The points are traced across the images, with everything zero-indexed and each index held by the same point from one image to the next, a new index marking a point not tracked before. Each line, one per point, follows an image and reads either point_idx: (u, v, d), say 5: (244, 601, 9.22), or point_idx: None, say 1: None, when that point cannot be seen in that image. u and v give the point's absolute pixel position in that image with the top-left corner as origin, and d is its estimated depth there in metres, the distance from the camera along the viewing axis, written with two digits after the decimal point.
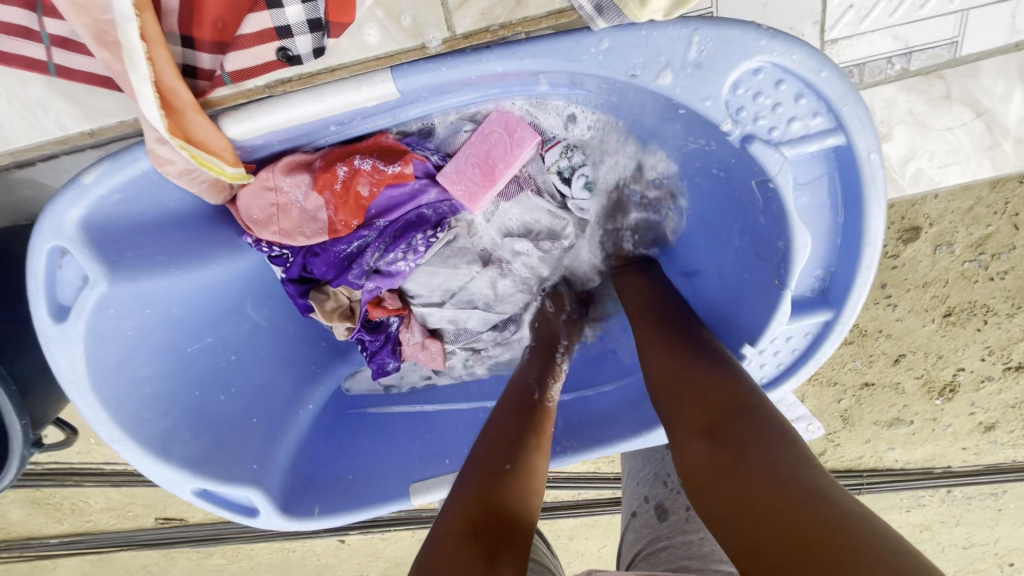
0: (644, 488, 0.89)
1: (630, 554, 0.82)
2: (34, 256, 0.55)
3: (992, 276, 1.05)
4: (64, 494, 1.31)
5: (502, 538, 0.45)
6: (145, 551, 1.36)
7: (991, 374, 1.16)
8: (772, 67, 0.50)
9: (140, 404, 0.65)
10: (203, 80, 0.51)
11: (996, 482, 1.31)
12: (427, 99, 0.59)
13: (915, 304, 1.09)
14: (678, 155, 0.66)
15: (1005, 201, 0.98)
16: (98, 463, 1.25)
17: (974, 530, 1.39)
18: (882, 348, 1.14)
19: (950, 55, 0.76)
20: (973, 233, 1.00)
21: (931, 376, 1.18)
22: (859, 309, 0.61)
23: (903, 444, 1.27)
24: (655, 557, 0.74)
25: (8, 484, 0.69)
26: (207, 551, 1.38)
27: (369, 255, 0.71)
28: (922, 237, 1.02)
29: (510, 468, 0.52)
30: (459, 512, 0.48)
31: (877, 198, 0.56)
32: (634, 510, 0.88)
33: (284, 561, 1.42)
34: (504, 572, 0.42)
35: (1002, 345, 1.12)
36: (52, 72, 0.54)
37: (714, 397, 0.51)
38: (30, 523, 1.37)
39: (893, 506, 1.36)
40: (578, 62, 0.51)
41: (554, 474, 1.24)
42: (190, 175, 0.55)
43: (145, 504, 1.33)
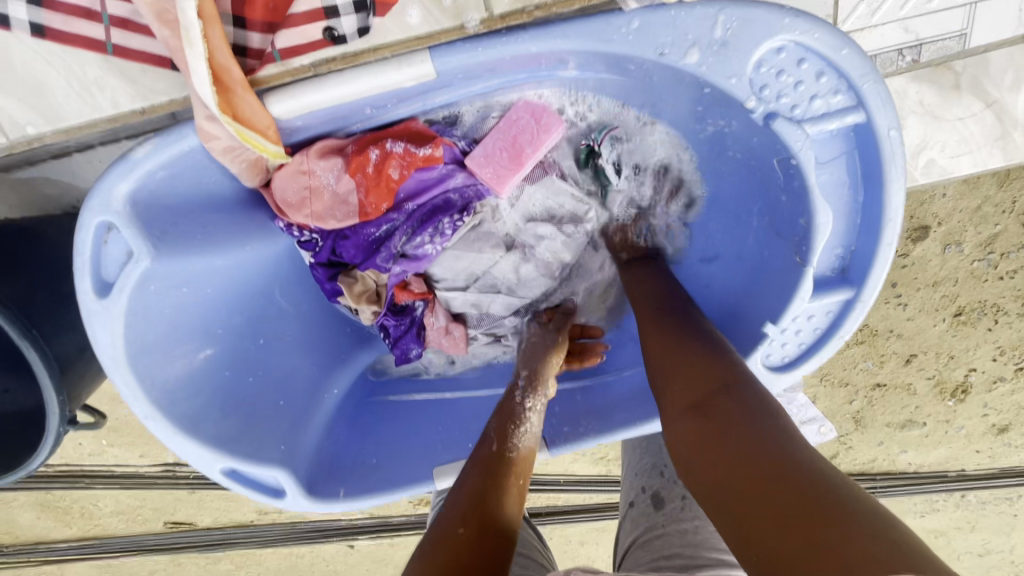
0: (642, 478, 0.91)
1: (625, 541, 0.85)
2: (82, 231, 0.57)
3: (1001, 276, 1.07)
4: (72, 497, 1.35)
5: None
6: (155, 555, 1.38)
7: (1003, 375, 1.17)
8: (795, 46, 0.52)
9: (173, 385, 0.67)
10: (253, 59, 0.55)
11: (1013, 486, 1.30)
12: (457, 84, 0.62)
13: (925, 303, 1.11)
14: (698, 142, 0.69)
15: (1012, 201, 1.01)
16: (110, 464, 1.30)
17: (991, 537, 1.37)
18: (893, 348, 1.15)
19: (961, 46, 0.79)
20: (981, 232, 1.03)
21: (942, 377, 1.19)
22: (879, 287, 0.63)
23: (917, 446, 1.27)
24: (651, 545, 0.78)
25: (45, 458, 0.71)
26: (213, 557, 1.41)
27: (397, 239, 0.73)
28: (931, 236, 1.04)
29: (463, 531, 0.53)
30: None
31: (897, 175, 0.57)
32: (631, 500, 0.89)
33: (291, 566, 1.43)
34: None
35: (1013, 345, 1.14)
36: (109, 51, 0.58)
37: (702, 372, 0.55)
38: (38, 528, 1.40)
39: (907, 513, 1.36)
40: (609, 42, 0.53)
41: (566, 477, 1.26)
42: (233, 152, 0.58)
43: (155, 507, 1.37)
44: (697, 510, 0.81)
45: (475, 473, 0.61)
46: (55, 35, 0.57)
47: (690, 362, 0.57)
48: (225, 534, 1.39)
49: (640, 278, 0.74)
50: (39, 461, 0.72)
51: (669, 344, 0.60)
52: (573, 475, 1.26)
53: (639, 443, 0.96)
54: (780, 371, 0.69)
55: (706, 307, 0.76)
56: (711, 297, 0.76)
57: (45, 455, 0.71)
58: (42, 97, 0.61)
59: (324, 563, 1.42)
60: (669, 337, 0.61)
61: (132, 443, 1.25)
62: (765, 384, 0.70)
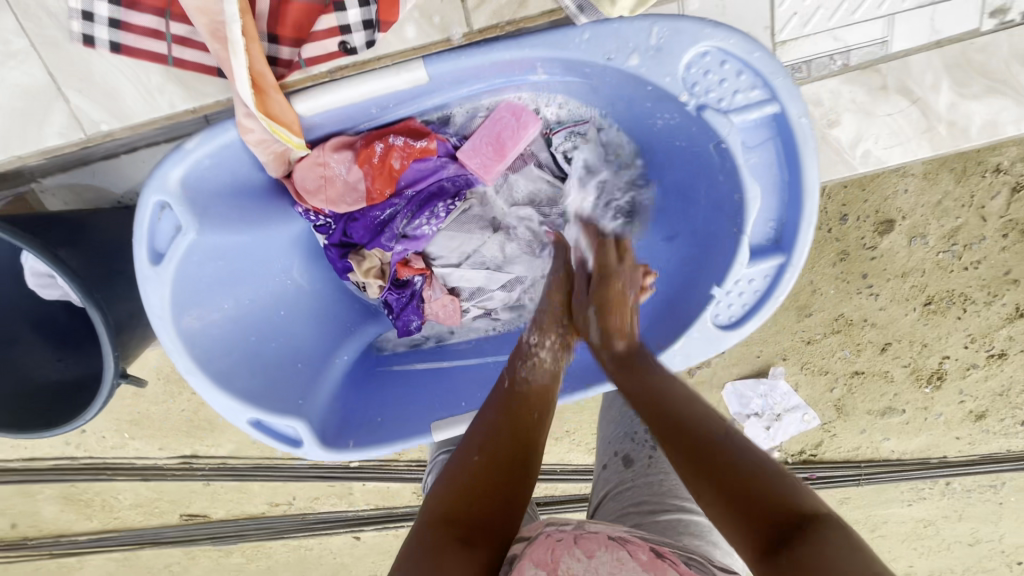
0: (613, 443, 0.99)
1: (597, 496, 0.95)
2: (142, 209, 0.70)
3: (965, 266, 1.18)
4: (94, 490, 1.46)
5: (479, 529, 0.55)
6: (167, 548, 1.49)
7: (976, 362, 1.27)
8: (717, 51, 0.65)
9: (209, 343, 0.79)
10: (282, 67, 0.68)
11: (994, 471, 1.39)
12: (443, 90, 0.75)
13: (896, 292, 1.21)
14: (648, 136, 0.83)
15: (971, 195, 1.12)
16: (129, 459, 1.42)
17: (979, 525, 1.46)
18: (868, 337, 1.26)
19: (883, 52, 0.92)
20: (944, 224, 1.14)
21: (918, 365, 1.29)
22: (806, 253, 0.74)
23: (898, 433, 1.36)
24: (622, 497, 0.88)
25: (98, 408, 0.83)
26: (225, 549, 1.53)
27: (399, 221, 0.86)
28: (896, 229, 1.15)
29: (479, 458, 0.63)
30: (436, 505, 0.59)
31: (810, 155, 0.69)
32: (605, 462, 0.98)
33: (300, 559, 1.56)
34: (477, 551, 0.52)
35: (983, 332, 1.24)
36: (170, 63, 0.74)
37: (768, 504, 0.51)
38: (61, 521, 1.51)
39: (895, 501, 1.44)
40: (568, 49, 0.66)
41: (564, 466, 1.37)
42: (264, 144, 0.70)
43: (172, 500, 1.48)
44: (661, 464, 0.91)
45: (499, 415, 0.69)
46: (126, 51, 0.74)
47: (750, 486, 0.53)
48: (238, 525, 1.50)
49: (634, 382, 0.69)
50: (72, 427, 0.85)
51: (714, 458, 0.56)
52: (570, 464, 1.38)
53: (613, 415, 1.04)
54: (727, 330, 0.80)
55: (664, 277, 0.88)
56: (669, 268, 0.88)
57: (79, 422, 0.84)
58: (113, 100, 0.76)
59: (331, 554, 1.54)
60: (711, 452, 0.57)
61: (152, 436, 1.38)
62: (716, 340, 0.81)
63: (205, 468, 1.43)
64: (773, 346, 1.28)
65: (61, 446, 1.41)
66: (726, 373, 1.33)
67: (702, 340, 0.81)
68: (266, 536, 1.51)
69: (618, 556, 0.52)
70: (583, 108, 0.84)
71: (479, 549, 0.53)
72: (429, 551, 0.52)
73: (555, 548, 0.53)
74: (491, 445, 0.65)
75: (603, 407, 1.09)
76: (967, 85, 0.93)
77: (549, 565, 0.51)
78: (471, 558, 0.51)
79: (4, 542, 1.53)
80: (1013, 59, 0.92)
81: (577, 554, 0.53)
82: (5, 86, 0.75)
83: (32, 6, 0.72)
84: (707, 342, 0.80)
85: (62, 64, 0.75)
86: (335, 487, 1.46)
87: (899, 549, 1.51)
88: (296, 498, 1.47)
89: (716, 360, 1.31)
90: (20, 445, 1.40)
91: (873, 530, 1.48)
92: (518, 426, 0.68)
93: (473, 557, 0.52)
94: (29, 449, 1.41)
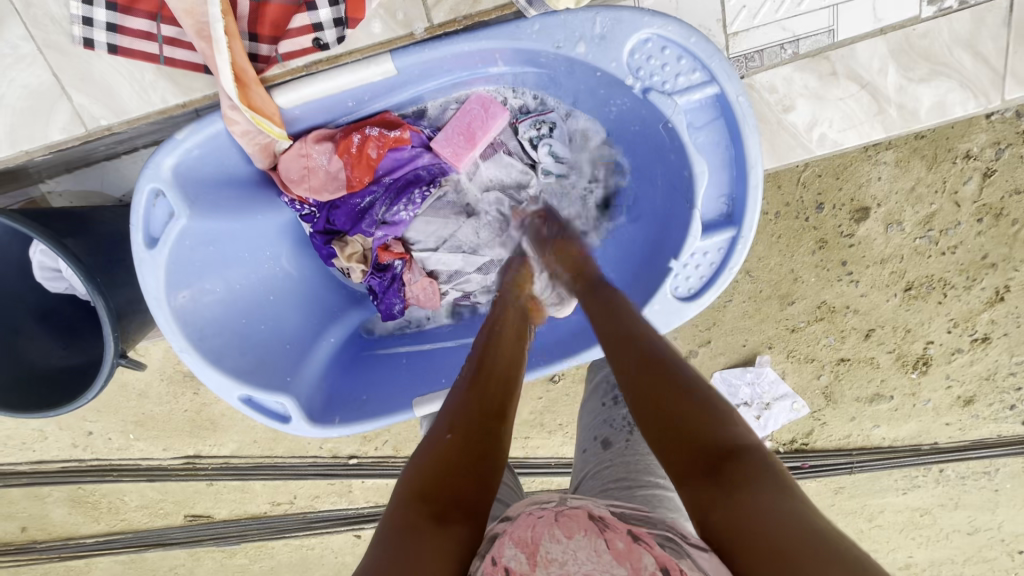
0: (594, 427, 0.98)
1: (577, 478, 0.95)
2: (138, 196, 0.76)
3: (943, 251, 1.22)
4: (102, 491, 1.51)
5: (455, 506, 0.57)
6: (173, 548, 1.53)
7: (961, 346, 1.30)
8: (656, 37, 0.73)
9: (201, 322, 0.85)
10: (261, 63, 0.76)
11: (987, 457, 1.41)
12: (416, 81, 0.83)
13: (876, 279, 1.25)
14: (607, 122, 0.90)
15: (943, 181, 1.16)
16: (135, 459, 1.48)
17: (976, 513, 1.47)
18: (851, 323, 1.30)
19: (830, 40, 0.98)
20: (918, 211, 1.19)
21: (903, 351, 1.32)
22: (755, 225, 0.79)
23: (887, 420, 1.39)
24: (601, 474, 0.88)
25: (99, 389, 0.89)
26: (229, 549, 1.57)
27: (378, 208, 0.91)
28: (872, 216, 1.19)
29: (449, 435, 0.64)
30: (409, 485, 0.59)
31: (751, 131, 0.75)
32: (585, 447, 0.97)
33: (303, 559, 1.59)
34: (449, 527, 0.54)
35: (965, 317, 1.27)
36: (161, 61, 0.81)
37: (706, 437, 0.54)
38: (69, 524, 1.56)
39: (889, 490, 1.46)
40: (519, 39, 0.75)
41: (558, 459, 1.42)
42: (248, 136, 0.78)
43: (176, 501, 1.53)
44: (639, 445, 0.90)
45: (469, 390, 0.70)
46: (123, 52, 0.81)
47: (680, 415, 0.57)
48: (241, 525, 1.54)
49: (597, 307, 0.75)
50: (77, 404, 0.91)
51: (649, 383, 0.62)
52: (565, 458, 1.43)
53: (593, 398, 1.03)
54: (687, 301, 0.84)
55: (631, 255, 0.93)
56: (635, 248, 0.93)
57: (82, 401, 0.90)
58: (111, 97, 0.83)
59: (333, 553, 1.57)
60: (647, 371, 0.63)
61: (157, 436, 1.45)
62: (677, 312, 0.85)
63: (208, 467, 1.48)
64: (757, 334, 1.32)
65: (69, 449, 1.47)
66: (712, 363, 1.36)
67: (664, 312, 0.85)
68: (268, 535, 1.55)
69: (597, 542, 0.52)
70: (545, 99, 0.92)
71: (455, 527, 0.55)
72: (403, 529, 0.53)
73: (536, 526, 0.54)
74: (463, 422, 0.65)
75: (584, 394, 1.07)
76: (913, 69, 0.99)
77: (529, 544, 0.52)
78: (446, 533, 0.54)
79: (16, 546, 1.59)
80: (955, 43, 0.98)
81: (556, 534, 0.53)
82: (14, 87, 0.82)
83: (40, 15, 0.80)
84: (668, 312, 0.84)
85: (67, 66, 0.82)
86: (335, 486, 1.50)
87: (897, 539, 1.52)
88: (298, 496, 1.51)
89: (702, 350, 1.35)
90: (30, 447, 1.46)
91: (870, 519, 1.50)
92: (491, 403, 0.68)
93: (450, 535, 0.54)
94: (38, 452, 1.46)
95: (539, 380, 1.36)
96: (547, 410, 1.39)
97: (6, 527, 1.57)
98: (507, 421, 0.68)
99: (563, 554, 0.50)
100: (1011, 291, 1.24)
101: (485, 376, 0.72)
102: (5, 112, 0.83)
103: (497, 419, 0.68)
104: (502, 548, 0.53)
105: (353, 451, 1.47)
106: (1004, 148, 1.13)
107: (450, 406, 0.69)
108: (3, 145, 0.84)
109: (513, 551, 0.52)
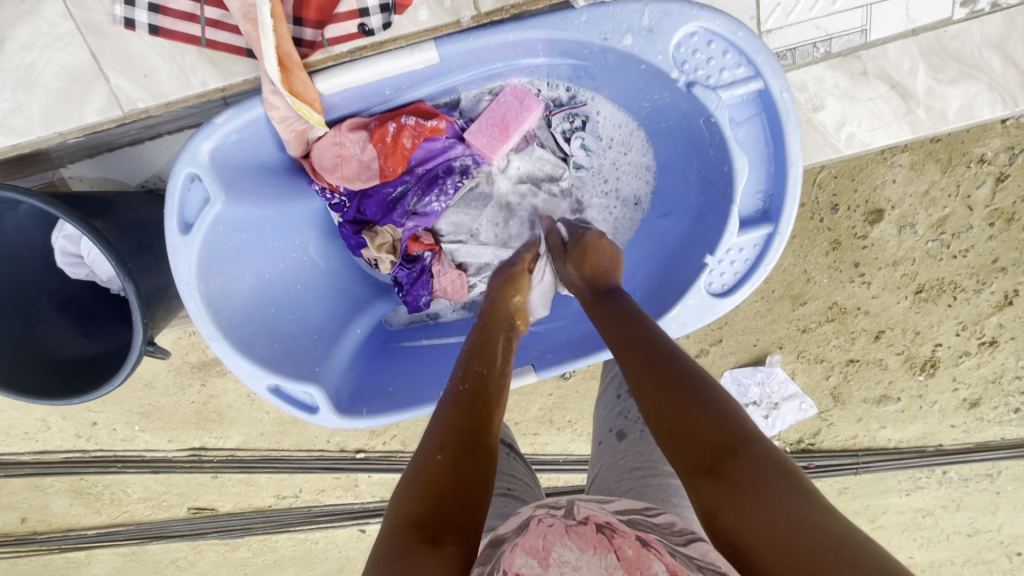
0: (608, 420, 0.97)
1: (593, 473, 0.94)
2: (173, 180, 0.75)
3: (954, 254, 1.22)
4: (105, 483, 1.50)
5: (449, 527, 0.55)
6: (177, 539, 1.52)
7: (968, 349, 1.31)
8: (704, 31, 0.73)
9: (231, 309, 0.84)
10: (305, 48, 0.75)
11: (989, 459, 1.42)
12: (456, 71, 0.83)
13: (887, 281, 1.26)
14: (640, 117, 0.91)
15: (956, 185, 1.17)
16: (140, 451, 1.47)
17: (977, 515, 1.48)
18: (862, 325, 1.31)
19: (863, 40, 0.98)
20: (931, 214, 1.19)
21: (912, 352, 1.33)
22: (793, 221, 0.79)
23: (893, 421, 1.40)
24: (616, 465, 0.88)
25: (124, 378, 0.88)
26: (232, 543, 1.56)
27: (410, 198, 0.92)
28: (886, 218, 1.20)
29: (440, 457, 0.62)
30: (402, 511, 0.57)
31: (793, 127, 0.75)
32: (600, 440, 0.96)
33: (306, 553, 1.58)
34: (446, 549, 0.52)
35: (974, 320, 1.28)
36: (203, 44, 0.81)
37: (705, 429, 0.56)
38: (70, 515, 1.54)
39: (893, 491, 1.47)
40: (567, 30, 0.75)
41: (565, 455, 1.43)
42: (287, 122, 0.78)
43: (180, 493, 1.51)
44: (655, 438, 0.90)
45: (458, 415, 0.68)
46: (164, 33, 0.80)
47: (693, 420, 0.57)
48: (245, 519, 1.53)
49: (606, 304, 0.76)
50: (100, 393, 0.89)
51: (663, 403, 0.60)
52: (572, 453, 1.44)
53: (604, 392, 1.01)
54: (721, 297, 0.84)
55: (661, 250, 0.94)
56: (664, 245, 0.93)
57: (106, 390, 0.89)
58: (148, 78, 0.82)
59: (337, 548, 1.56)
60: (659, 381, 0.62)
61: (163, 428, 1.43)
62: (710, 307, 0.85)
63: (213, 460, 1.47)
64: (769, 334, 1.32)
65: (73, 439, 1.45)
66: (722, 362, 1.36)
67: (698, 307, 0.85)
68: (272, 528, 1.54)
69: (606, 553, 0.51)
70: (575, 92, 0.93)
71: (449, 547, 0.53)
72: (401, 559, 0.51)
73: (547, 534, 0.54)
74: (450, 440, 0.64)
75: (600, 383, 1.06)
76: (943, 70, 0.99)
77: (540, 551, 0.52)
78: (441, 555, 0.52)
79: (15, 537, 1.56)
80: (985, 46, 0.98)
81: (568, 542, 0.53)
82: (50, 66, 0.81)
83: None
84: (701, 308, 0.84)
85: (105, 46, 0.81)
86: (341, 480, 1.50)
87: (899, 540, 1.54)
88: (303, 490, 1.50)
89: (714, 350, 1.35)
90: (33, 437, 1.44)
91: (873, 520, 1.51)
92: (478, 423, 0.67)
93: (443, 556, 0.52)
94: (41, 442, 1.45)
95: (550, 377, 1.36)
96: (556, 407, 1.39)
97: (6, 518, 1.54)
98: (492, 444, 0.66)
99: (573, 563, 0.50)
100: (1020, 295, 1.25)
101: (473, 402, 0.69)
102: (40, 92, 0.82)
103: (484, 439, 0.66)
104: (512, 557, 0.52)
105: (360, 445, 1.47)
106: (1017, 153, 1.14)
107: (436, 426, 0.67)
108: (36, 126, 0.83)
109: (524, 559, 0.51)
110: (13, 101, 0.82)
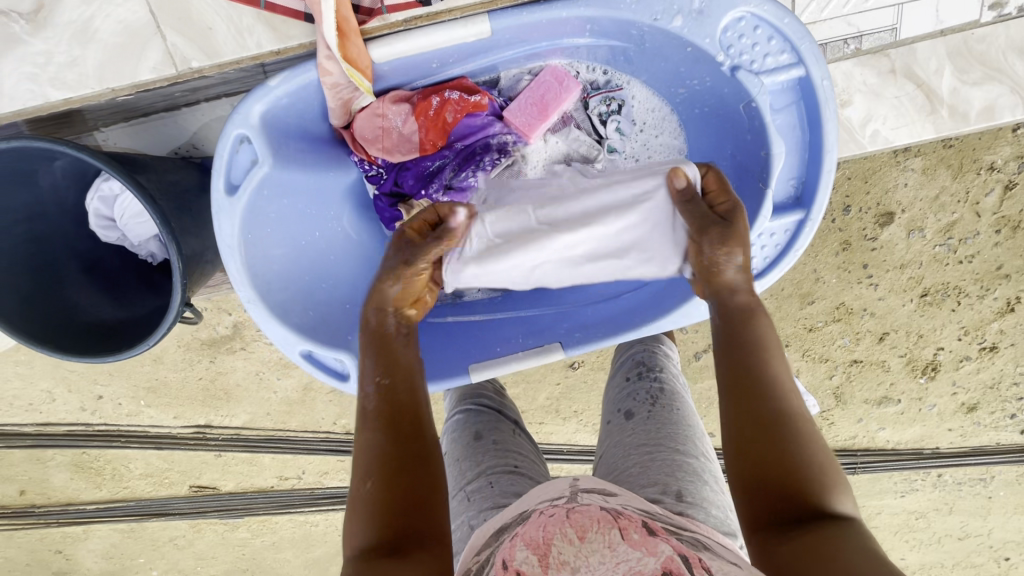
0: (618, 401, 0.94)
1: (599, 452, 0.92)
2: (222, 142, 0.77)
3: (961, 259, 1.25)
4: (107, 458, 1.49)
5: (408, 538, 0.58)
6: (177, 517, 1.53)
7: (969, 354, 1.34)
8: (751, 17, 0.75)
9: (269, 274, 0.85)
10: (362, 14, 0.78)
11: (983, 464, 1.46)
12: (502, 46, 0.85)
13: (894, 284, 1.28)
14: (677, 103, 0.93)
15: (966, 191, 1.19)
16: (145, 426, 1.46)
17: (968, 519, 1.52)
18: (867, 326, 1.33)
19: (893, 38, 1.01)
20: (940, 218, 1.21)
21: (913, 355, 1.35)
22: (825, 208, 0.82)
23: (892, 423, 1.43)
24: (623, 443, 0.87)
25: (156, 339, 0.88)
26: (232, 523, 1.56)
27: (447, 172, 0.94)
28: (895, 221, 1.22)
29: (368, 485, 0.62)
30: (359, 539, 0.59)
31: (830, 117, 0.78)
32: (608, 419, 0.94)
33: (305, 536, 1.59)
34: (410, 561, 0.55)
35: (976, 326, 1.31)
36: (262, 5, 0.83)
37: (797, 477, 0.58)
38: (70, 489, 1.54)
39: (888, 492, 1.51)
40: (619, 9, 0.76)
41: (568, 444, 1.46)
42: (336, 89, 0.80)
43: (181, 471, 1.51)
44: (661, 417, 0.88)
45: (377, 434, 0.65)
46: None
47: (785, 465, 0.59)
48: (246, 499, 1.54)
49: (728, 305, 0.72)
50: (134, 352, 0.89)
51: (759, 440, 0.61)
52: (576, 444, 1.46)
53: (614, 378, 0.99)
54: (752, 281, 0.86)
55: None
56: None
57: (137, 350, 0.89)
58: (204, 38, 0.85)
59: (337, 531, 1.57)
60: (754, 416, 0.62)
61: (169, 404, 1.43)
62: None
63: (218, 437, 1.47)
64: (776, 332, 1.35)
65: (77, 412, 1.45)
66: None
67: None
68: (273, 509, 1.55)
69: (610, 539, 0.53)
70: (611, 74, 0.94)
71: (416, 556, 0.56)
72: None
73: (547, 526, 0.57)
74: (379, 465, 0.62)
75: (612, 369, 1.05)
76: (968, 72, 1.02)
77: (540, 546, 0.54)
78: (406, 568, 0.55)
79: (12, 509, 1.56)
80: (1009, 50, 1.01)
81: (568, 534, 0.55)
82: (109, 21, 0.84)
83: None
84: None
85: (164, 3, 0.83)
86: (345, 463, 1.51)
87: (891, 541, 1.57)
88: (306, 471, 1.51)
89: None
90: (37, 409, 1.43)
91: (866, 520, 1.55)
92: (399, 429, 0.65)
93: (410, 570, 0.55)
94: (45, 414, 1.44)
95: (558, 365, 1.37)
96: (563, 397, 1.41)
97: (4, 490, 1.54)
98: (424, 440, 0.65)
99: (574, 560, 0.52)
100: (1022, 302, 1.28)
101: (388, 412, 0.66)
102: (97, 47, 0.84)
103: (409, 441, 0.64)
104: (513, 551, 0.55)
105: None
106: None
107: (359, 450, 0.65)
108: (90, 81, 0.85)
109: (524, 553, 0.54)
110: (70, 55, 0.84)
